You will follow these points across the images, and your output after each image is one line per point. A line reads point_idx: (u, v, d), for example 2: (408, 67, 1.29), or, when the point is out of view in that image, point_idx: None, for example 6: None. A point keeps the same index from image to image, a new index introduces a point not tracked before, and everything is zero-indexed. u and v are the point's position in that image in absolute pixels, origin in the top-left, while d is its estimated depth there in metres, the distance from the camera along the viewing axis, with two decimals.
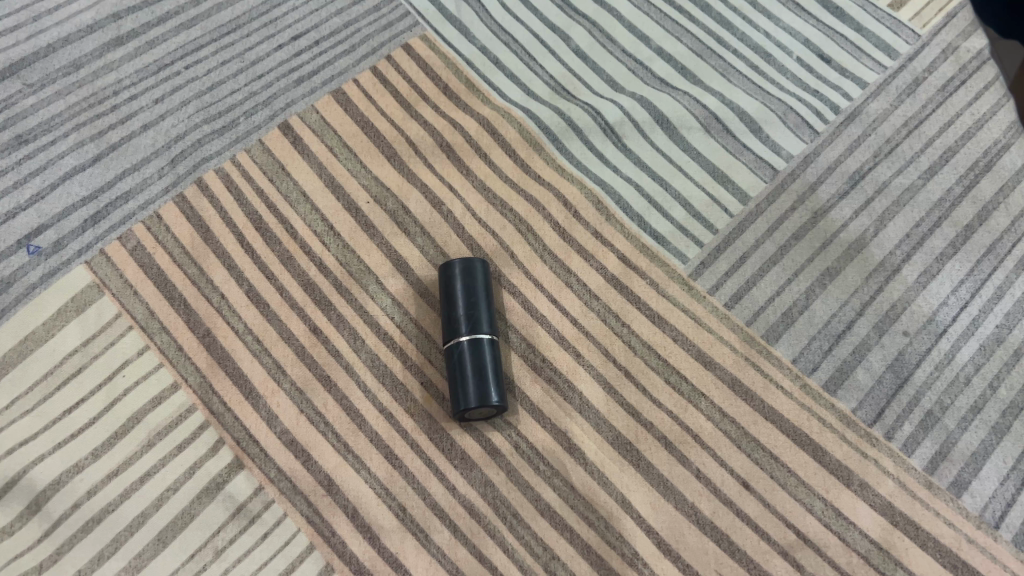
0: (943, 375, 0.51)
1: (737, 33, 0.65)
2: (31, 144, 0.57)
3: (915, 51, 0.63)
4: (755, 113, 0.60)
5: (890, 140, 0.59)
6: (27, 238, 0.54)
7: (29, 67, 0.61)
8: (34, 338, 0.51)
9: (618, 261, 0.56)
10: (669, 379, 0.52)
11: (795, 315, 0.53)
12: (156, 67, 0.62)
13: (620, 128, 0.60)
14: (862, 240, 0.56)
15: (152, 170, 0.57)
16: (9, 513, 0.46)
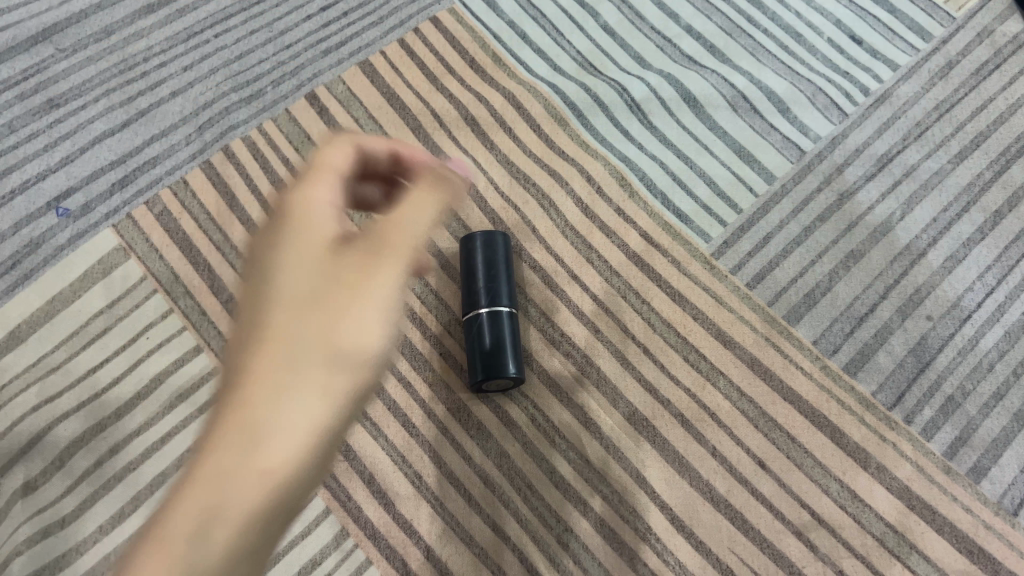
0: (966, 360, 0.51)
1: (768, 12, 0.64)
2: (62, 109, 0.58)
3: (949, 34, 0.62)
4: (783, 94, 0.60)
5: (920, 123, 0.58)
6: (56, 201, 0.55)
7: (61, 33, 0.61)
8: (61, 299, 0.52)
9: (640, 238, 0.55)
10: (688, 357, 0.52)
11: (817, 296, 0.53)
12: (186, 36, 0.62)
13: (646, 105, 0.60)
14: (888, 223, 0.55)
15: (180, 138, 0.58)
16: (35, 469, 0.48)
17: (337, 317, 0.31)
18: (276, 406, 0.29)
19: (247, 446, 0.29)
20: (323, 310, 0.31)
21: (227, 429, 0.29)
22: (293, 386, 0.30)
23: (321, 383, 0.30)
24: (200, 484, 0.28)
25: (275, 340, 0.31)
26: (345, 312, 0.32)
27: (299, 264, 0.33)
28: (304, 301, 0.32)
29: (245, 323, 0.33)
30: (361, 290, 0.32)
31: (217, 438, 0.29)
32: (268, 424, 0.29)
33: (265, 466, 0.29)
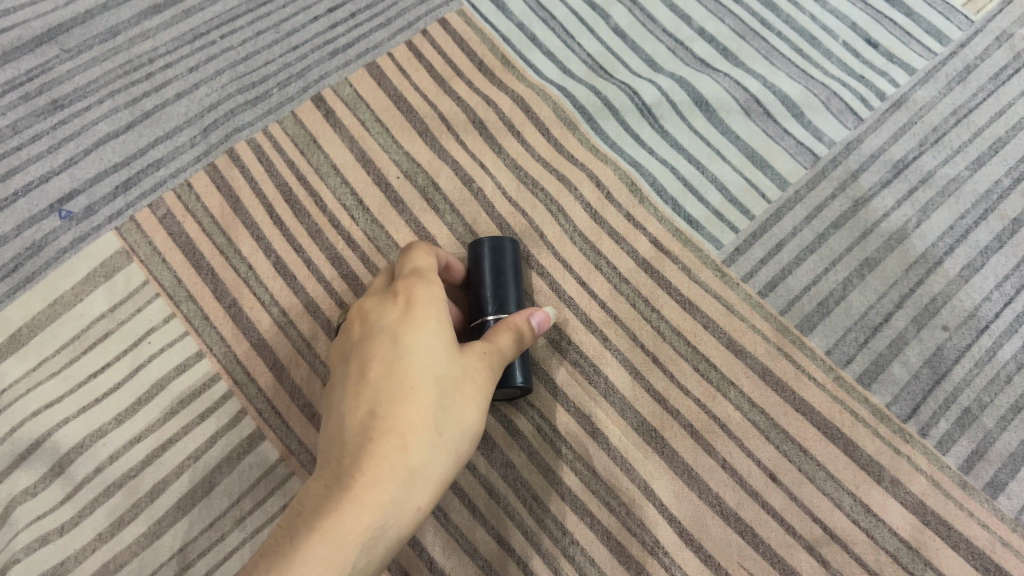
0: (983, 372, 0.50)
1: (782, 15, 0.63)
2: (66, 110, 0.58)
3: (967, 38, 0.61)
4: (797, 98, 0.59)
5: (937, 128, 0.57)
6: (59, 203, 0.55)
7: (67, 33, 0.61)
8: (63, 303, 0.52)
9: (650, 245, 0.54)
10: (699, 366, 0.51)
11: (831, 305, 0.52)
12: (192, 37, 0.61)
13: (657, 109, 0.59)
14: (903, 231, 0.54)
15: (184, 140, 0.57)
16: (34, 474, 0.47)
17: (466, 411, 0.37)
18: (426, 464, 0.34)
19: (389, 522, 0.33)
20: (459, 392, 0.37)
21: (368, 498, 0.33)
22: (427, 473, 0.34)
23: (448, 467, 0.35)
24: (365, 508, 0.33)
25: (421, 417, 0.35)
26: (470, 401, 0.37)
27: (433, 356, 0.37)
28: (440, 357, 0.37)
29: (366, 381, 0.36)
30: (480, 391, 0.37)
31: (371, 470, 0.33)
32: (401, 502, 0.34)
33: (396, 526, 0.33)
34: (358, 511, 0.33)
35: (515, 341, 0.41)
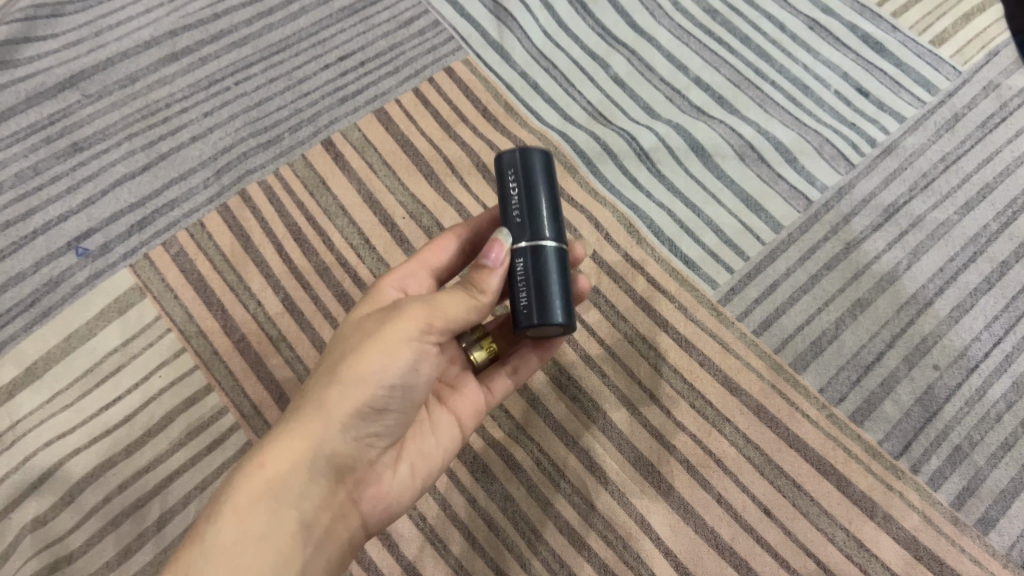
0: (973, 411, 0.51)
1: (777, 65, 0.64)
2: (85, 152, 0.59)
3: (955, 88, 0.63)
4: (790, 145, 0.61)
5: (926, 174, 0.59)
6: (76, 241, 0.56)
7: (88, 79, 0.62)
8: (77, 337, 0.53)
9: (647, 284, 0.56)
10: (694, 403, 0.52)
11: (823, 344, 0.53)
12: (207, 83, 0.63)
13: (654, 154, 0.61)
14: (894, 273, 0.56)
15: (198, 181, 0.59)
16: (44, 504, 0.48)
17: (333, 374, 0.36)
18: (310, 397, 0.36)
19: (237, 497, 0.33)
20: (330, 365, 0.37)
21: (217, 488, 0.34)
22: (278, 443, 0.35)
23: (309, 435, 0.35)
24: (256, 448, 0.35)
25: (291, 410, 0.36)
26: (343, 363, 0.36)
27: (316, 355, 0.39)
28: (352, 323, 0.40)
29: None
30: (367, 345, 0.36)
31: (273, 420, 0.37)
32: (281, 431, 0.35)
33: (251, 501, 0.33)
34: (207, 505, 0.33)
35: (437, 296, 0.38)
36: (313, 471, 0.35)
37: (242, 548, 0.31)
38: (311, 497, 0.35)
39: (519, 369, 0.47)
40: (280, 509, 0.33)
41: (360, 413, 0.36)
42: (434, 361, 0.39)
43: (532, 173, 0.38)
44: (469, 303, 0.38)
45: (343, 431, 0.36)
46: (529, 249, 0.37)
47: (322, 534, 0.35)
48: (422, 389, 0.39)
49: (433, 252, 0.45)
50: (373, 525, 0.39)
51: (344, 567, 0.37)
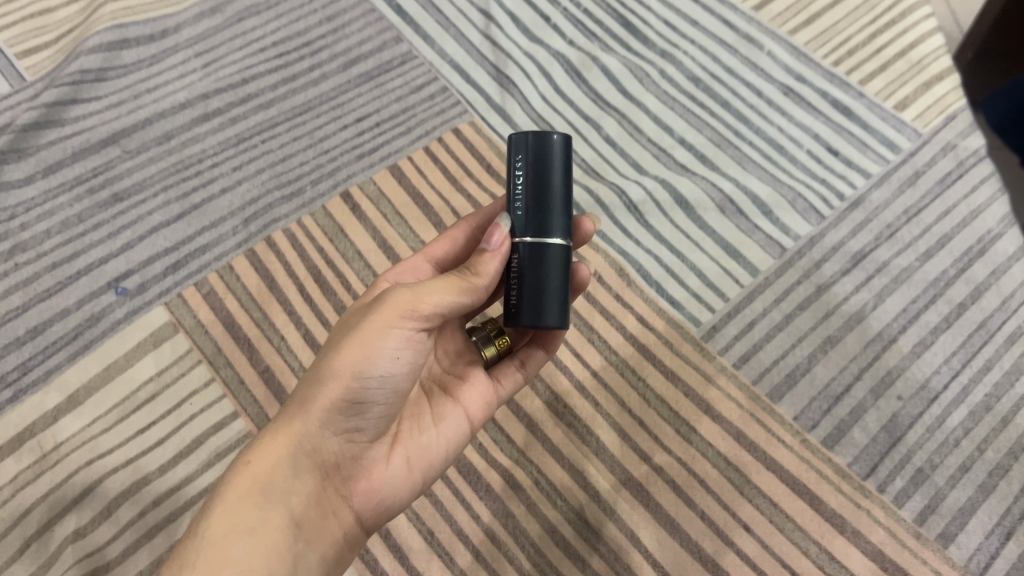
0: (934, 436, 0.56)
1: (754, 127, 0.71)
2: (125, 202, 0.65)
3: (916, 148, 0.69)
4: (766, 198, 0.66)
5: (890, 225, 0.65)
6: (116, 281, 0.62)
7: (128, 137, 0.69)
8: (116, 367, 0.58)
9: (637, 322, 0.61)
10: (680, 429, 0.57)
11: (797, 377, 0.58)
12: (236, 141, 0.69)
13: (643, 206, 0.67)
14: (862, 313, 0.61)
15: (228, 228, 0.65)
16: (84, 517, 0.53)
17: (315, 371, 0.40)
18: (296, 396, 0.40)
19: (224, 494, 0.36)
20: (314, 366, 0.41)
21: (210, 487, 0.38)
22: (263, 444, 0.38)
23: (291, 432, 0.39)
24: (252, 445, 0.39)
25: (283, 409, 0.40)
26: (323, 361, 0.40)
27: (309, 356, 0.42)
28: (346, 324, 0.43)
29: None
30: (345, 341, 0.39)
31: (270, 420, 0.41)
32: (270, 429, 0.39)
33: (236, 497, 0.36)
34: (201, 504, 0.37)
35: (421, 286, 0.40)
36: (293, 467, 0.38)
37: (229, 539, 0.35)
38: (293, 492, 0.38)
39: (527, 361, 0.50)
40: (265, 504, 0.37)
41: (339, 408, 0.39)
42: (420, 353, 0.41)
43: (544, 159, 0.40)
44: (447, 293, 0.40)
45: (321, 426, 0.39)
46: (532, 244, 0.41)
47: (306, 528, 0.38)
48: (406, 382, 0.41)
49: (437, 246, 0.51)
50: (370, 515, 0.42)
51: (337, 557, 0.40)
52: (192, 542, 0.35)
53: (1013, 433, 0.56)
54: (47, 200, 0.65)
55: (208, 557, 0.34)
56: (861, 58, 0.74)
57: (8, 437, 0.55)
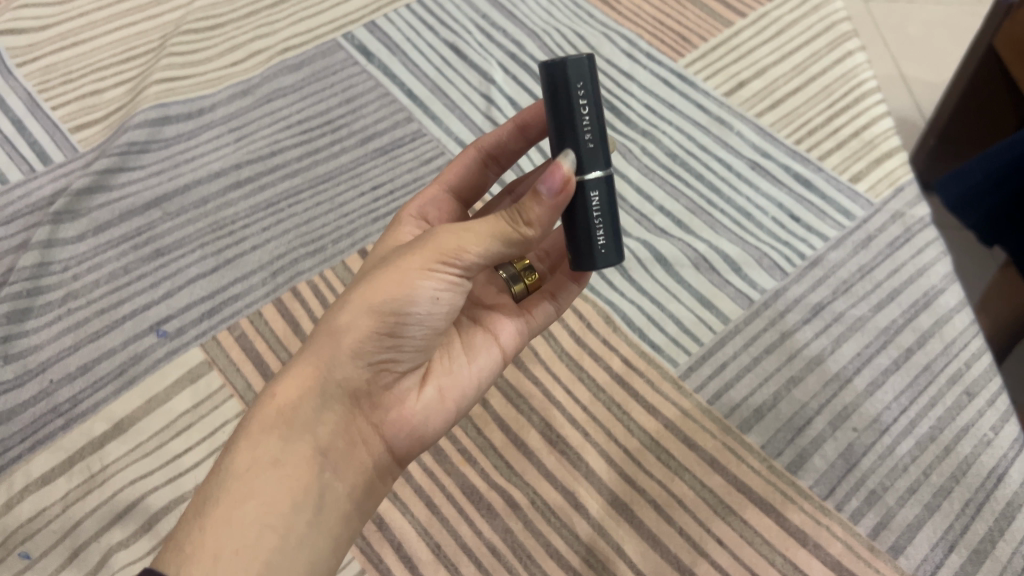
0: (885, 463, 0.63)
1: (725, 197, 0.80)
2: (166, 257, 0.73)
3: (869, 215, 0.78)
4: (736, 257, 0.75)
5: (846, 281, 0.73)
6: (157, 324, 0.69)
7: (169, 201, 0.77)
8: (157, 399, 0.65)
9: (622, 362, 0.69)
10: (660, 456, 0.64)
11: (764, 411, 0.66)
12: (266, 205, 0.78)
13: (627, 263, 0.75)
14: (821, 356, 0.69)
15: (257, 279, 0.73)
16: (127, 530, 0.59)
17: (353, 307, 0.46)
18: (323, 334, 0.47)
19: (255, 428, 0.45)
20: (342, 301, 0.48)
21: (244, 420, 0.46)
22: (297, 376, 0.46)
23: (316, 368, 0.46)
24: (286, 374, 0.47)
25: (312, 343, 0.48)
26: (362, 296, 0.46)
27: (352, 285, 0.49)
28: (376, 264, 0.50)
29: None
30: (373, 283, 0.46)
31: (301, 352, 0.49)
32: (300, 362, 0.47)
33: (266, 432, 0.44)
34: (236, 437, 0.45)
35: (462, 226, 0.45)
36: (324, 399, 0.46)
37: (254, 472, 0.43)
38: (323, 421, 0.46)
39: (560, 295, 0.59)
40: (291, 438, 0.44)
41: (373, 341, 0.47)
42: (456, 291, 0.47)
43: (596, 88, 0.43)
44: (490, 241, 0.44)
45: (355, 356, 0.47)
46: (598, 180, 0.45)
47: (335, 452, 0.46)
48: (440, 317, 0.48)
49: (449, 173, 0.63)
50: (404, 438, 0.50)
51: (367, 474, 0.49)
52: (225, 474, 0.43)
53: (955, 460, 0.63)
54: (97, 254, 0.73)
55: (235, 490, 0.42)
56: (820, 138, 0.84)
57: (60, 459, 0.62)
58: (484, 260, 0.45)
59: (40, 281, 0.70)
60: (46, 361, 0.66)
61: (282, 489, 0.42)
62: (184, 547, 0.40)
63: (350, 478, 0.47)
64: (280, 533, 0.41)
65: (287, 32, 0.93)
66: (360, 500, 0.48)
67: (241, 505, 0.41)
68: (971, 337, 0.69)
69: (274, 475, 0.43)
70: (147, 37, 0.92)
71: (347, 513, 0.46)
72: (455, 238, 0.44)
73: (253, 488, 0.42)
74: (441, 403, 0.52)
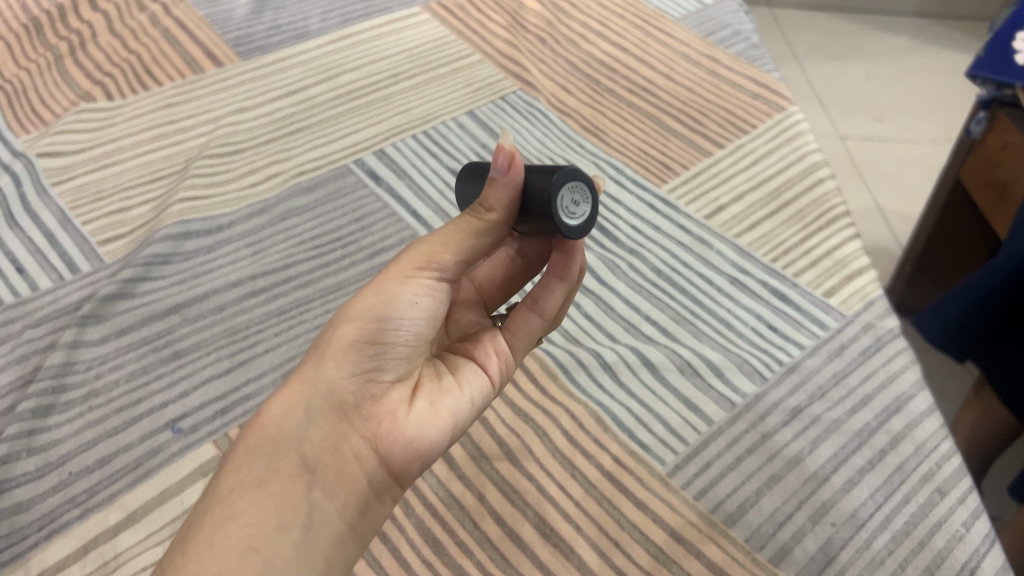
0: (863, 555, 0.66)
1: (707, 308, 0.86)
2: (183, 359, 0.78)
3: (842, 326, 0.83)
4: (718, 362, 0.80)
5: (822, 386, 0.78)
6: (173, 421, 0.73)
7: (188, 307, 0.82)
8: (169, 491, 0.68)
9: (612, 460, 0.72)
10: (649, 548, 0.66)
11: (747, 507, 0.69)
12: (279, 313, 0.83)
13: (616, 367, 0.80)
14: (800, 456, 0.72)
15: (267, 380, 0.77)
16: None
17: (337, 324, 0.55)
18: (306, 360, 0.55)
19: (244, 450, 0.51)
20: (327, 326, 0.56)
21: (237, 442, 0.53)
22: (284, 395, 0.53)
23: (298, 389, 0.53)
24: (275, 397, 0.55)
25: (299, 365, 0.55)
26: (347, 313, 0.55)
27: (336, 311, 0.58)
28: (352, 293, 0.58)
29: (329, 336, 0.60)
30: (353, 302, 0.55)
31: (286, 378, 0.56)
32: (286, 386, 0.54)
33: (254, 451, 0.51)
34: (224, 460, 0.52)
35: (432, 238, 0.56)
36: (310, 413, 0.52)
37: (239, 492, 0.49)
38: (311, 434, 0.52)
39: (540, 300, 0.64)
40: (275, 453, 0.51)
41: (358, 351, 0.54)
42: (433, 298, 0.56)
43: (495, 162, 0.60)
44: (462, 238, 0.54)
45: (342, 367, 0.54)
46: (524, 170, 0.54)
47: (323, 466, 0.52)
48: (421, 325, 0.56)
49: None
50: (401, 447, 0.55)
51: (362, 479, 0.54)
52: (213, 497, 0.49)
53: (928, 553, 0.65)
54: (117, 355, 0.78)
55: (219, 512, 0.48)
56: (794, 256, 0.90)
57: (75, 547, 0.64)
58: (456, 259, 0.55)
59: (65, 378, 0.75)
60: (67, 455, 0.70)
61: (266, 508, 0.48)
62: (176, 558, 0.46)
63: (340, 490, 0.52)
64: (262, 554, 0.46)
65: (302, 157, 1.01)
66: (352, 510, 0.53)
67: (223, 529, 0.47)
68: (940, 440, 0.73)
69: (258, 494, 0.49)
70: (172, 160, 0.99)
71: (337, 531, 0.52)
72: (428, 248, 0.55)
73: (237, 509, 0.48)
74: (432, 415, 0.57)
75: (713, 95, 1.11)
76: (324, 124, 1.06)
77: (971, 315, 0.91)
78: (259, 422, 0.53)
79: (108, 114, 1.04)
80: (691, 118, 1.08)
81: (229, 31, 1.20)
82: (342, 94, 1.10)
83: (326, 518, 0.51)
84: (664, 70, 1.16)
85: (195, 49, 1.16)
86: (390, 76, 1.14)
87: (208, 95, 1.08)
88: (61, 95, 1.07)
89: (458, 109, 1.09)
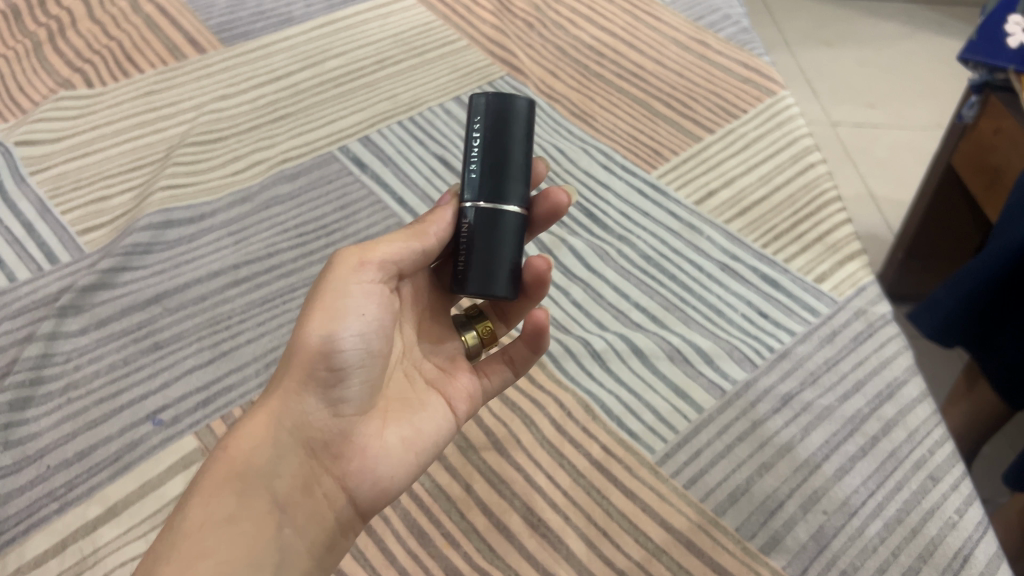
0: (855, 543, 0.65)
1: (697, 295, 0.85)
2: (164, 350, 0.77)
3: (833, 311, 0.82)
4: (709, 350, 0.79)
5: (813, 372, 0.77)
6: (154, 413, 0.72)
7: (169, 297, 0.81)
8: (150, 484, 0.67)
9: (600, 449, 0.71)
10: (638, 537, 0.65)
11: (738, 495, 0.68)
12: (263, 302, 0.82)
13: (605, 354, 0.79)
14: (791, 443, 0.71)
15: (251, 370, 0.75)
16: None
17: (294, 350, 0.56)
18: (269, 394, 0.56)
19: (213, 480, 0.50)
20: (285, 354, 0.57)
21: (202, 471, 0.52)
22: (247, 430, 0.53)
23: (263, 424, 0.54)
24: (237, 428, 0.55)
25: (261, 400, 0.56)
26: (299, 336, 0.57)
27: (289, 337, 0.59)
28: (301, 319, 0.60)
29: None
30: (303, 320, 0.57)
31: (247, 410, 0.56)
32: (249, 418, 0.55)
33: (225, 482, 0.50)
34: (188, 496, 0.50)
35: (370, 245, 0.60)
36: (279, 450, 0.53)
37: (211, 524, 0.47)
38: (280, 471, 0.52)
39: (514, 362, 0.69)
40: (248, 488, 0.50)
41: (320, 383, 0.56)
42: (382, 308, 0.59)
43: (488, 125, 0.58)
44: (393, 241, 0.59)
45: (304, 401, 0.55)
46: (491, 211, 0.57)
47: (292, 505, 0.52)
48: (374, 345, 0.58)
49: None
50: (368, 483, 0.57)
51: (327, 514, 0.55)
52: (181, 529, 0.46)
53: (921, 541, 0.65)
54: (97, 346, 0.76)
55: (190, 548, 0.45)
56: (785, 242, 0.89)
57: (53, 542, 0.63)
58: (387, 262, 0.59)
59: (43, 371, 0.73)
60: (45, 448, 0.69)
61: (239, 543, 0.47)
62: None
63: (309, 529, 0.53)
64: None
65: (286, 144, 0.99)
66: (319, 549, 0.53)
67: (197, 564, 0.44)
68: (933, 426, 0.72)
69: (230, 529, 0.47)
70: (153, 149, 0.98)
71: (306, 567, 0.52)
72: (360, 256, 0.59)
73: (209, 546, 0.45)
74: (401, 451, 0.59)
75: (702, 79, 1.10)
76: (308, 111, 1.04)
77: (967, 306, 0.89)
78: (225, 458, 0.52)
79: (87, 103, 1.02)
80: (680, 103, 1.07)
81: (212, 17, 1.18)
82: (327, 80, 1.09)
83: (297, 555, 0.51)
84: (652, 54, 1.14)
85: (177, 36, 1.14)
86: (376, 61, 1.12)
87: (189, 83, 1.06)
88: (40, 83, 1.06)
89: (444, 95, 1.07)
